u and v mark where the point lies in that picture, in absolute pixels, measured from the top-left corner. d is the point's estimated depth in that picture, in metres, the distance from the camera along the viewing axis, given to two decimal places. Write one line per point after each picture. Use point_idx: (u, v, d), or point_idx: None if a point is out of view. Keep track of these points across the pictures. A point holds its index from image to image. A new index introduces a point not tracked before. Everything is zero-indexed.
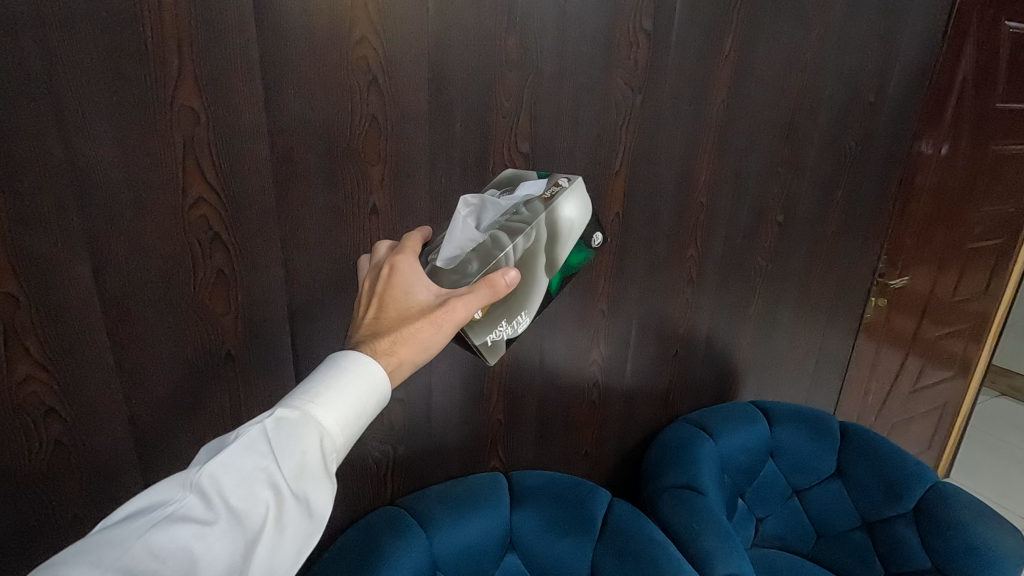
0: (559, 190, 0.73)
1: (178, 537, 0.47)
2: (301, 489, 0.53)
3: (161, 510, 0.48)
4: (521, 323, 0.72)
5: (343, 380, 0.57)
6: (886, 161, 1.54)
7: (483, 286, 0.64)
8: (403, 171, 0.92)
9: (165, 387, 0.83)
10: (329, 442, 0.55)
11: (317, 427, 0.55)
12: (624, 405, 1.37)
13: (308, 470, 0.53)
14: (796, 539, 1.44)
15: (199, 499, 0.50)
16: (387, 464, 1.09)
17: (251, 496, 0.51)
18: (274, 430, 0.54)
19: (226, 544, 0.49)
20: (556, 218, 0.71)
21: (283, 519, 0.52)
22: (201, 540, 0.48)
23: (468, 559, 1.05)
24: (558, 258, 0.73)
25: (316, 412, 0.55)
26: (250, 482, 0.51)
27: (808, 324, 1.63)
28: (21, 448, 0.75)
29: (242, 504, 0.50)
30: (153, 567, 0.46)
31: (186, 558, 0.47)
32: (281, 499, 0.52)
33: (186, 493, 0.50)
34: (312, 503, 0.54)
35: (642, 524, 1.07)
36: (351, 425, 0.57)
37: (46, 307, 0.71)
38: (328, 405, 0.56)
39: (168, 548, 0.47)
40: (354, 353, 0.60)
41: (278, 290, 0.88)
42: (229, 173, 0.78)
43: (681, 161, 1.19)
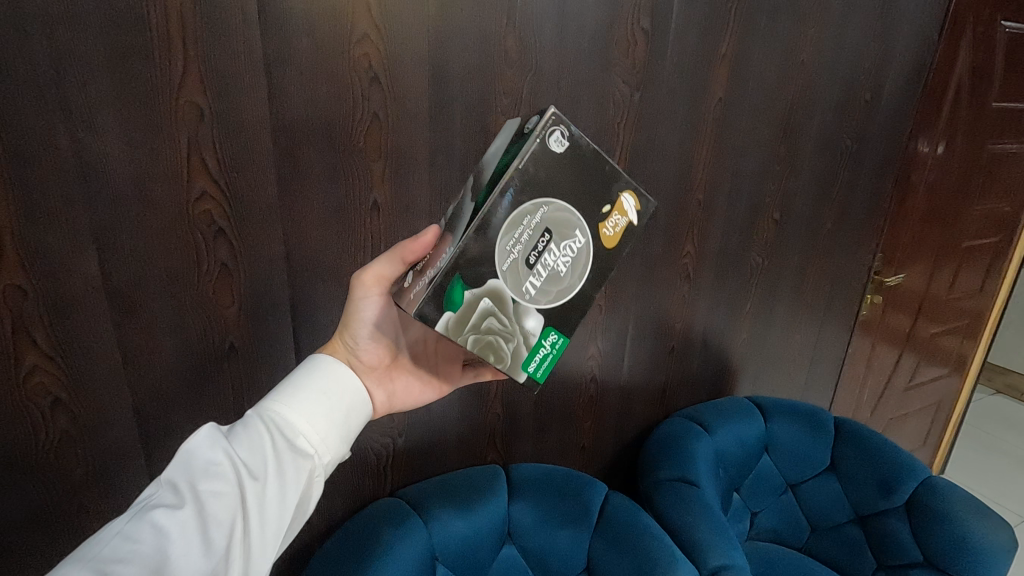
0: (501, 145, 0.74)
1: (154, 522, 0.49)
2: (263, 474, 0.58)
3: (134, 505, 0.50)
4: (445, 254, 0.59)
5: (289, 381, 0.67)
6: (882, 160, 1.56)
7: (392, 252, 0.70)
8: (404, 167, 0.93)
9: (169, 380, 0.85)
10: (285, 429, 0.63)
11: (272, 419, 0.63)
12: (621, 400, 1.38)
13: (267, 456, 0.59)
14: (791, 533, 1.46)
15: (169, 491, 0.52)
16: (386, 456, 1.11)
17: (219, 480, 0.54)
18: (232, 430, 0.60)
19: (199, 525, 0.51)
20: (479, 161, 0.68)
21: (253, 502, 0.56)
22: (176, 520, 0.50)
23: (467, 549, 1.07)
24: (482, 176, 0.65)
25: (268, 409, 0.63)
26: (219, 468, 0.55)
27: (804, 321, 1.65)
28: (27, 439, 0.77)
29: (211, 487, 0.54)
30: (132, 547, 0.47)
31: (163, 539, 0.48)
32: (246, 483, 0.56)
33: (156, 488, 0.52)
34: (274, 487, 0.58)
35: (637, 516, 1.09)
36: (304, 414, 0.64)
37: (52, 299, 0.73)
38: (277, 401, 0.64)
39: (143, 531, 0.48)
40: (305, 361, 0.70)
41: (281, 283, 0.89)
42: (232, 167, 0.80)
43: (678, 159, 1.20)
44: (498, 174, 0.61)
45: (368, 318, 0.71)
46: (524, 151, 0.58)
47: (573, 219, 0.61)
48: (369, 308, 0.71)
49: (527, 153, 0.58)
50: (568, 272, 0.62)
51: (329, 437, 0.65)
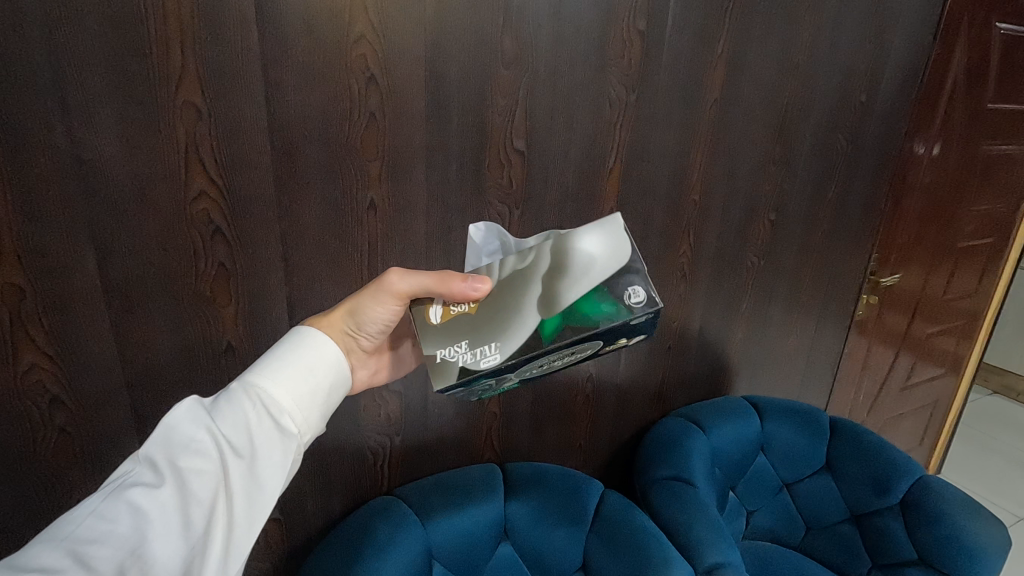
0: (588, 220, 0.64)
1: (130, 501, 0.49)
2: (246, 449, 0.57)
3: (111, 484, 0.50)
4: (485, 354, 0.61)
5: (279, 352, 0.65)
6: (878, 160, 1.56)
7: (430, 273, 0.64)
8: (402, 166, 0.94)
9: (166, 377, 0.85)
10: (271, 403, 0.61)
11: (257, 393, 0.61)
12: (618, 400, 1.39)
13: (251, 432, 0.58)
14: (786, 532, 1.47)
15: (148, 469, 0.52)
16: (384, 455, 1.11)
17: (199, 458, 0.54)
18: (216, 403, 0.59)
19: (178, 504, 0.51)
20: (567, 250, 0.63)
21: (234, 478, 0.56)
22: (153, 500, 0.50)
23: (463, 547, 1.07)
24: (556, 286, 0.62)
25: (254, 382, 0.61)
26: (199, 445, 0.55)
27: (800, 321, 1.65)
28: (25, 437, 0.77)
29: (191, 465, 0.53)
30: (107, 527, 0.47)
31: (140, 518, 0.49)
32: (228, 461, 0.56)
33: (135, 466, 0.52)
34: (257, 462, 0.58)
35: (633, 514, 1.10)
36: (289, 389, 0.62)
37: (49, 297, 0.73)
38: (263, 373, 0.62)
39: (119, 511, 0.48)
40: (298, 330, 0.68)
41: (278, 282, 0.90)
42: (230, 167, 0.80)
43: (674, 159, 1.21)
44: (578, 326, 0.61)
45: (382, 321, 0.70)
46: (609, 326, 0.62)
47: (599, 345, 0.65)
48: (383, 312, 0.70)
49: (611, 327, 0.62)
50: (561, 365, 0.67)
51: (313, 413, 0.65)
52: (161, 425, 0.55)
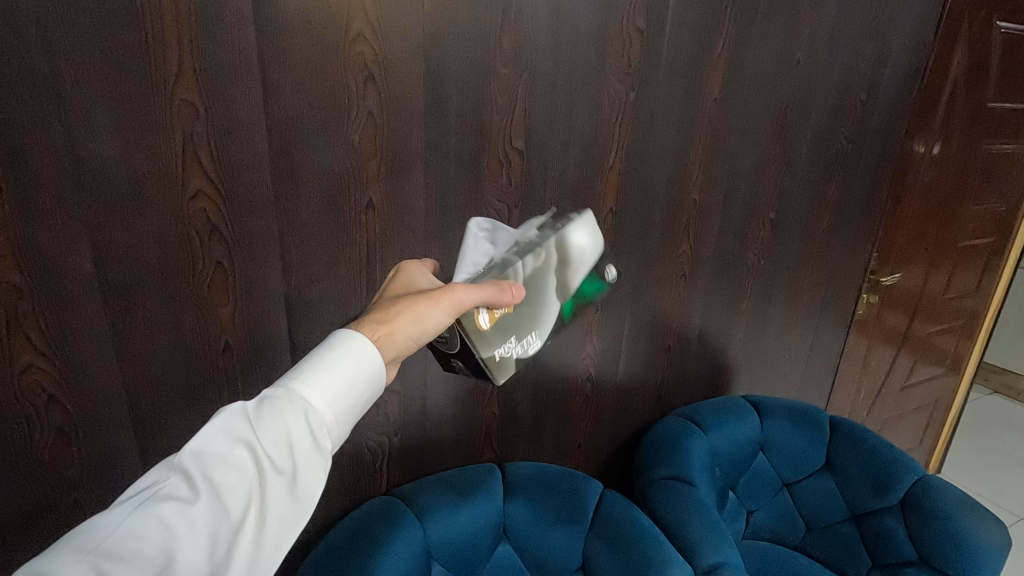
0: (571, 220, 0.82)
1: (159, 516, 0.48)
2: (285, 465, 0.55)
3: (146, 492, 0.50)
4: (530, 343, 0.77)
5: (328, 357, 0.60)
6: (878, 159, 1.56)
7: (489, 284, 0.71)
8: (400, 165, 0.93)
9: (164, 377, 0.85)
10: (313, 416, 0.57)
11: (299, 404, 0.57)
12: (618, 399, 1.39)
13: (291, 448, 0.55)
14: (786, 532, 1.46)
15: (184, 480, 0.51)
16: (382, 455, 1.11)
17: (234, 473, 0.52)
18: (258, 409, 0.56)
19: (207, 523, 0.50)
20: (567, 246, 0.80)
21: (268, 496, 0.53)
22: (183, 517, 0.49)
23: (461, 547, 1.07)
24: (568, 280, 0.80)
25: (299, 390, 0.58)
26: (234, 459, 0.53)
27: (800, 320, 1.65)
28: (22, 437, 0.77)
29: (224, 482, 0.52)
30: (136, 543, 0.47)
31: (168, 536, 0.48)
32: (264, 477, 0.54)
33: (171, 474, 0.51)
34: (295, 479, 0.55)
35: (632, 514, 1.09)
36: (331, 403, 0.59)
37: (45, 296, 0.73)
38: (309, 381, 0.58)
39: (148, 526, 0.47)
40: (345, 331, 0.63)
41: (276, 282, 0.89)
42: (227, 165, 0.80)
43: (673, 157, 1.20)
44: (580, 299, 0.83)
45: (432, 330, 0.69)
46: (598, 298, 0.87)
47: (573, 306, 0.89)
48: (432, 320, 0.69)
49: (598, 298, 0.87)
50: None
51: (355, 423, 0.62)
52: (203, 431, 0.54)
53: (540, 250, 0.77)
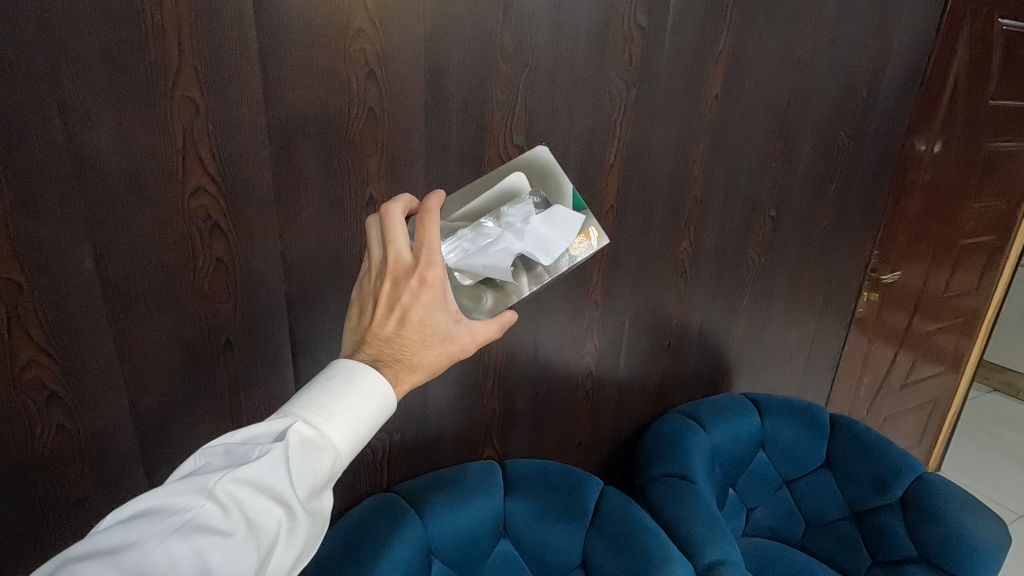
0: (586, 243, 0.72)
1: (194, 547, 0.46)
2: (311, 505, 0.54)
3: (178, 516, 0.47)
4: None
5: (358, 399, 0.57)
6: (879, 157, 1.56)
7: (494, 330, 0.66)
8: (401, 162, 0.93)
9: (166, 375, 0.85)
10: (339, 460, 0.56)
11: (331, 448, 0.55)
12: (618, 397, 1.39)
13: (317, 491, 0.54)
14: (786, 529, 1.47)
15: (217, 508, 0.48)
16: (383, 452, 1.11)
17: (267, 506, 0.50)
18: (294, 446, 0.53)
19: (239, 558, 0.48)
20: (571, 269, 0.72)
21: (294, 534, 0.52)
22: (217, 551, 0.47)
23: (462, 544, 1.07)
24: None
25: (330, 432, 0.55)
26: (268, 495, 0.51)
27: (800, 318, 1.65)
28: (23, 434, 0.77)
29: (257, 519, 0.50)
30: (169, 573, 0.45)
31: (202, 570, 0.46)
32: (295, 511, 0.52)
33: (204, 500, 0.48)
34: (315, 518, 0.54)
35: (632, 511, 1.10)
36: (354, 445, 0.57)
37: (46, 293, 0.73)
38: (341, 423, 0.56)
39: (183, 558, 0.46)
40: (371, 371, 0.59)
41: (276, 278, 0.89)
42: (227, 162, 0.80)
43: (674, 155, 1.20)
44: None
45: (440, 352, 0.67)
46: None
47: None
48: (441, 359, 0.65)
49: None
50: None
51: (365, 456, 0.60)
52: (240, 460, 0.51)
53: (548, 276, 0.70)
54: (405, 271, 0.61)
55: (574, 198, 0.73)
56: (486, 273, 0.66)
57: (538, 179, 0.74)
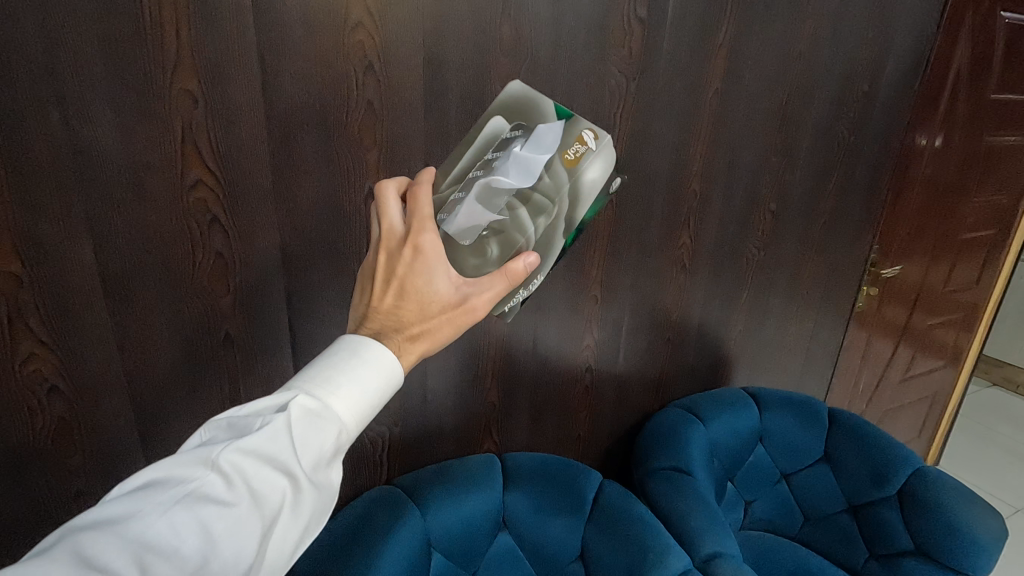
0: (585, 150, 0.70)
1: (198, 516, 0.47)
2: (315, 477, 0.54)
3: (182, 486, 0.47)
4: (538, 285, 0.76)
5: (361, 373, 0.57)
6: (879, 151, 1.55)
7: (500, 284, 0.64)
8: (400, 155, 0.93)
9: (166, 368, 0.85)
10: (345, 434, 0.55)
11: (335, 421, 0.54)
12: (617, 391, 1.40)
13: (321, 463, 0.54)
14: (784, 522, 1.47)
15: (220, 479, 0.49)
16: (382, 446, 1.12)
17: (270, 478, 0.50)
18: (297, 419, 0.53)
19: (243, 528, 0.48)
20: (577, 183, 0.70)
21: (298, 505, 0.52)
22: (222, 521, 0.47)
23: (461, 537, 1.07)
24: (577, 219, 0.71)
25: (335, 405, 0.55)
26: (272, 466, 0.51)
27: (800, 313, 1.65)
28: (24, 427, 0.77)
29: (261, 490, 0.50)
30: (173, 542, 0.45)
31: (206, 540, 0.46)
32: (299, 484, 0.52)
33: (207, 471, 0.49)
34: (320, 490, 0.54)
35: (631, 504, 1.10)
36: (359, 419, 0.57)
37: (45, 287, 0.73)
38: (345, 396, 0.55)
39: (188, 527, 0.46)
40: (376, 344, 0.58)
41: (276, 272, 0.89)
42: (226, 155, 0.80)
43: (674, 149, 1.20)
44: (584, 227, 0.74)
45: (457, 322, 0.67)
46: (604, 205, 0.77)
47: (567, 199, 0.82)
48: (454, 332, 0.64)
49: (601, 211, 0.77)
50: None
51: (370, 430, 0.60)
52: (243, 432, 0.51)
53: (545, 196, 0.69)
54: (396, 240, 0.63)
55: (556, 111, 0.73)
56: (478, 216, 0.68)
57: (518, 113, 0.75)
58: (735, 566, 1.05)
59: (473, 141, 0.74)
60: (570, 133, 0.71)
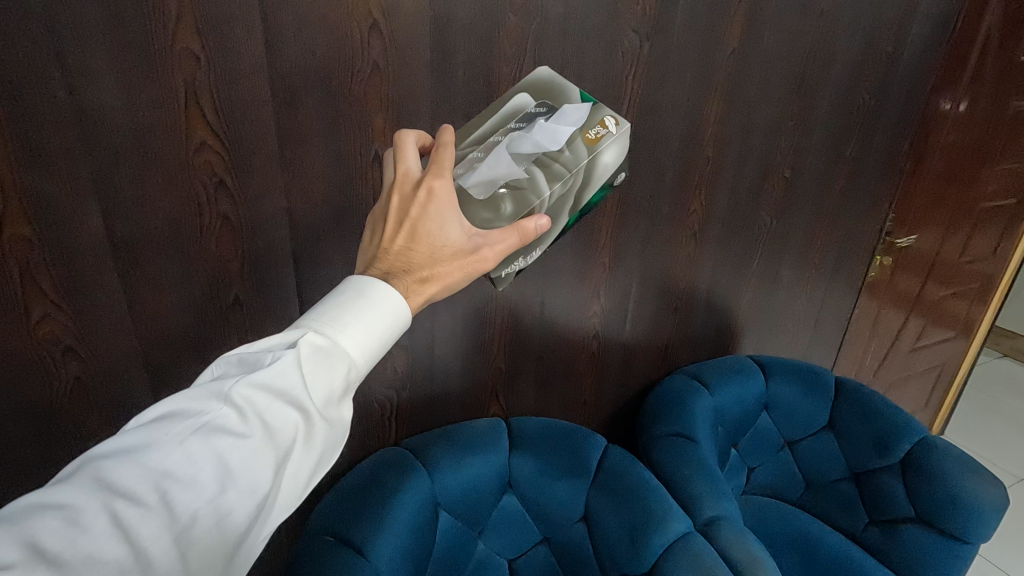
0: (605, 132, 0.72)
1: (213, 447, 0.47)
2: (328, 411, 0.53)
3: (197, 418, 0.48)
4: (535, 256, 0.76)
5: (369, 311, 0.56)
6: (899, 116, 1.51)
7: (511, 235, 0.64)
8: (406, 119, 0.91)
9: (177, 330, 0.87)
10: (354, 371, 0.55)
11: (344, 358, 0.54)
12: (624, 358, 1.40)
13: (334, 397, 0.53)
14: (786, 488, 1.49)
15: (233, 412, 0.49)
16: (391, 409, 1.14)
17: (283, 412, 0.50)
18: (307, 355, 0.52)
19: (258, 459, 0.48)
20: (594, 162, 0.71)
21: (311, 439, 0.52)
22: (236, 451, 0.48)
23: (468, 497, 1.10)
24: (586, 197, 0.73)
25: (344, 342, 0.54)
26: (284, 399, 0.51)
27: (811, 282, 1.64)
28: (41, 385, 0.80)
29: (273, 423, 0.50)
30: (190, 470, 0.46)
31: (223, 469, 0.47)
32: (311, 418, 0.52)
33: (220, 404, 0.49)
34: (334, 424, 0.54)
35: (635, 469, 1.12)
36: (369, 356, 0.56)
37: (55, 250, 0.74)
38: (354, 334, 0.55)
39: (203, 457, 0.46)
40: (383, 284, 0.58)
41: (283, 237, 0.89)
42: (230, 118, 0.79)
43: (687, 113, 1.17)
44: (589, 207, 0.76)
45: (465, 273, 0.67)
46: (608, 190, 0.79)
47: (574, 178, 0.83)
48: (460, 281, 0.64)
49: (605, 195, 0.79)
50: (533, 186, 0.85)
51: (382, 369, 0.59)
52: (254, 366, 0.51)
53: (566, 168, 0.70)
54: (411, 183, 0.64)
55: (581, 96, 0.76)
56: (495, 174, 0.69)
57: (543, 92, 0.78)
58: (735, 529, 1.07)
59: (498, 111, 0.77)
60: (594, 115, 0.73)
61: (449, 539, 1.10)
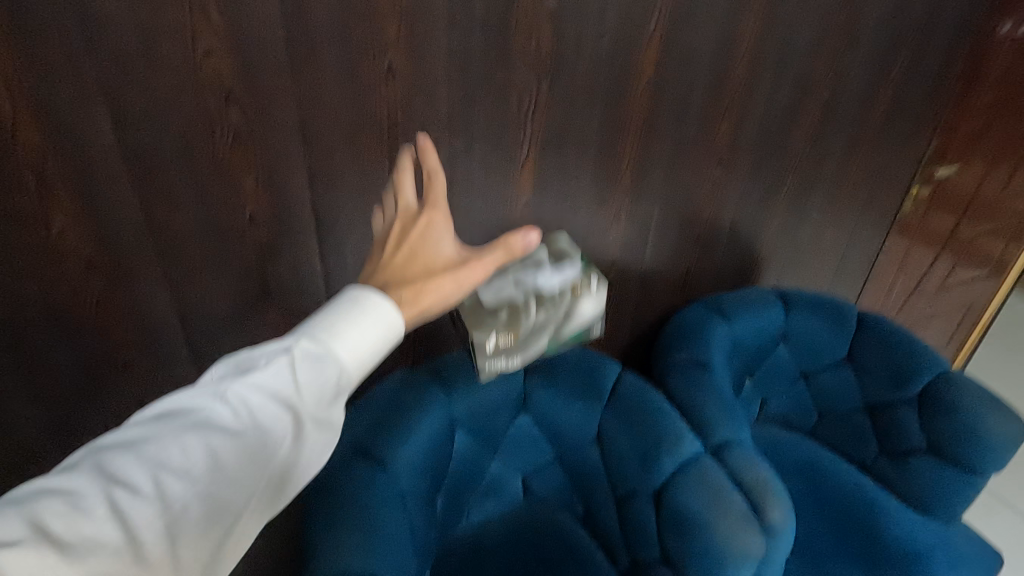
0: None
1: (206, 443, 0.49)
2: (319, 414, 0.55)
3: (193, 416, 0.50)
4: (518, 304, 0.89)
5: (361, 318, 0.57)
6: (953, 33, 1.39)
7: (497, 249, 0.71)
8: (422, 26, 0.85)
9: (195, 248, 0.87)
10: (346, 377, 0.56)
11: (336, 365, 0.55)
12: (641, 288, 1.39)
13: (325, 401, 0.55)
14: (798, 416, 1.51)
15: (228, 411, 0.51)
16: (408, 332, 1.15)
17: (274, 412, 0.52)
18: (299, 361, 0.54)
19: (247, 457, 0.50)
20: None
21: (301, 438, 0.54)
22: (226, 449, 0.50)
23: (484, 418, 1.13)
24: None
25: (337, 349, 0.55)
26: (276, 400, 0.52)
27: (841, 213, 1.58)
28: (65, 300, 0.81)
29: (263, 424, 0.52)
30: (184, 463, 0.48)
31: (214, 465, 0.49)
32: (302, 419, 0.53)
33: (216, 403, 0.51)
34: (325, 424, 0.55)
35: (648, 395, 1.13)
36: (363, 366, 0.57)
37: (68, 163, 0.73)
38: (347, 342, 0.56)
39: (196, 452, 0.48)
40: (378, 295, 0.59)
41: (297, 153, 0.87)
42: (236, 23, 0.75)
43: (722, 26, 1.08)
44: None
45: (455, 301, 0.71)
46: None
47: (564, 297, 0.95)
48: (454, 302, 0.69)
49: None
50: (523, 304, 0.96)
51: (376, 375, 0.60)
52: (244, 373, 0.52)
53: None
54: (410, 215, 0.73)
55: None
56: None
57: None
58: (746, 455, 1.08)
59: None
60: None
61: (465, 457, 1.14)
